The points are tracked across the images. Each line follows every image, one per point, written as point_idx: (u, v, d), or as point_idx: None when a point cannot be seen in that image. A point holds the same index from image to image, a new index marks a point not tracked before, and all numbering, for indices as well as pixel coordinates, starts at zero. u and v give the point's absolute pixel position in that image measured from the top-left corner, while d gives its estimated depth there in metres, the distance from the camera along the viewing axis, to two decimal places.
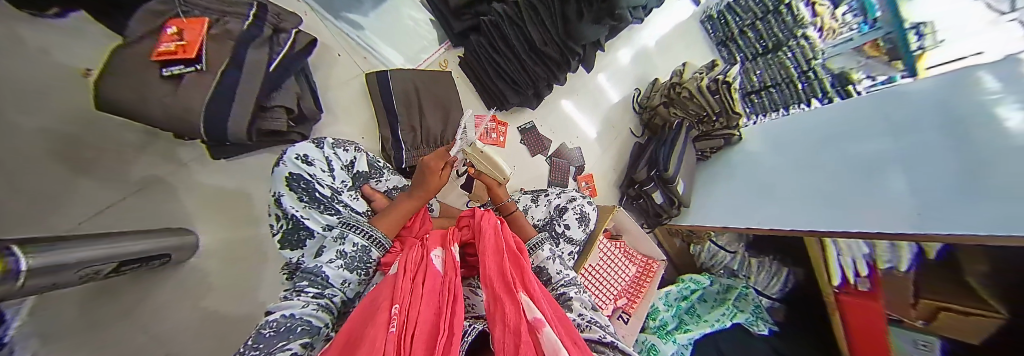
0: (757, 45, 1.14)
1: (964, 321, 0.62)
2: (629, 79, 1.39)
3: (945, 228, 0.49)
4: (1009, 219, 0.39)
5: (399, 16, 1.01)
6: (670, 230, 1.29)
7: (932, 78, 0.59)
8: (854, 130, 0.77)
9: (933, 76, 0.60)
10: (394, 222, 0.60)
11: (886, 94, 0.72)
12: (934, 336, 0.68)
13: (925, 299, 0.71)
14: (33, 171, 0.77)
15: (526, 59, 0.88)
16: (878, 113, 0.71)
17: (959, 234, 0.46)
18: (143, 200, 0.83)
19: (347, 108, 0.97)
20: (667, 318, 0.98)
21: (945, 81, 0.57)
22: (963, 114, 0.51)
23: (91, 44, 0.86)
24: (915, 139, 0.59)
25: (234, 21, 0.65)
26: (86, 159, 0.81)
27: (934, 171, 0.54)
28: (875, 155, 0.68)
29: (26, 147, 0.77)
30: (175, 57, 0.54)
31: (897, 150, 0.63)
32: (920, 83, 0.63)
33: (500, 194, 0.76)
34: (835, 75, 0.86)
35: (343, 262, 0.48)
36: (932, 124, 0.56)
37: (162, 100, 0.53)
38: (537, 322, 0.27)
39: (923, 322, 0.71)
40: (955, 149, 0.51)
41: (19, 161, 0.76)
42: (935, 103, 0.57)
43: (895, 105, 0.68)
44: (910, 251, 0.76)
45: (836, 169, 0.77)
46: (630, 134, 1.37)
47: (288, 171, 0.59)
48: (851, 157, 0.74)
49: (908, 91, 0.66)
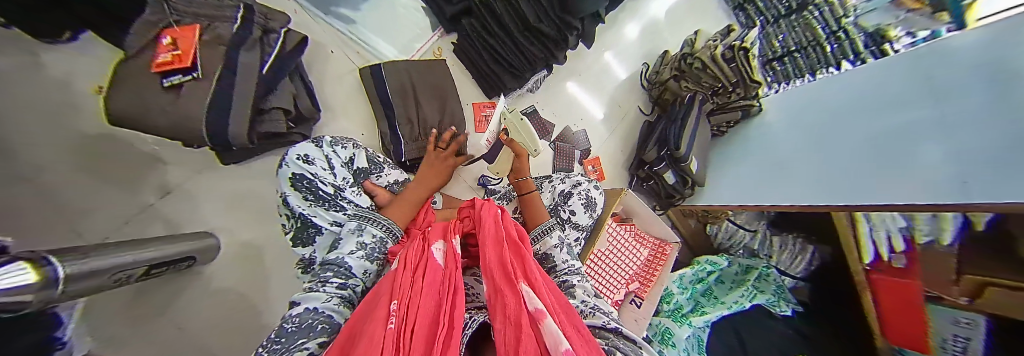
0: (780, 7, 1.07)
1: (1006, 296, 0.52)
2: (637, 53, 1.31)
3: (939, 194, 0.47)
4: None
5: (390, 6, 0.98)
6: (683, 211, 1.21)
7: (981, 30, 0.48)
8: (891, 96, 0.66)
9: (982, 28, 0.49)
10: (404, 214, 0.61)
11: (931, 50, 0.60)
12: (977, 312, 0.61)
13: (970, 274, 0.59)
14: (73, 184, 0.85)
15: (520, 40, 0.83)
16: (911, 72, 0.63)
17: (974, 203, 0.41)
18: (167, 206, 0.89)
19: (345, 104, 0.97)
20: (682, 301, 0.95)
21: (994, 33, 0.46)
22: (1011, 70, 0.41)
23: (103, 61, 0.90)
24: (946, 100, 0.52)
25: (223, 26, 0.63)
26: (113, 169, 0.87)
27: (976, 138, 0.45)
28: (914, 123, 0.58)
29: (65, 164, 0.85)
30: (173, 68, 0.56)
31: (941, 118, 0.53)
32: (966, 37, 0.51)
33: (525, 163, 0.80)
34: (869, 33, 0.80)
35: (364, 252, 0.50)
36: (964, 80, 0.50)
37: (166, 110, 0.56)
38: (538, 312, 0.27)
39: (964, 298, 0.62)
40: (1001, 112, 0.41)
41: (60, 177, 0.84)
42: (970, 61, 0.49)
43: (928, 63, 0.59)
44: (955, 220, 0.64)
45: (871, 141, 0.67)
46: (638, 112, 1.30)
47: (291, 172, 0.61)
48: (887, 127, 0.64)
49: (953, 46, 0.54)
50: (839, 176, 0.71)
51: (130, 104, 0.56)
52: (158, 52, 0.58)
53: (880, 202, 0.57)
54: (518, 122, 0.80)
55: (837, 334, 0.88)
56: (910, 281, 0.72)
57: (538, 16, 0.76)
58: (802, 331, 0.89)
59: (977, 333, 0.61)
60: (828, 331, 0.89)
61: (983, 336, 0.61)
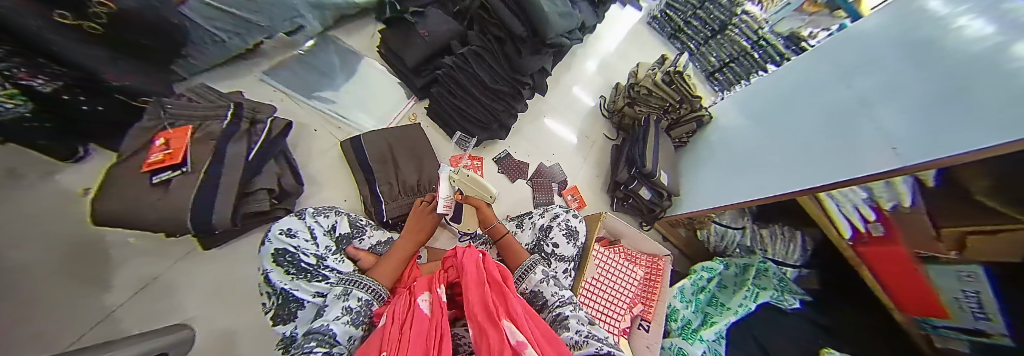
0: (707, 29, 1.34)
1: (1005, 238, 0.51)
2: (596, 84, 1.46)
3: (875, 162, 0.52)
4: (938, 139, 0.40)
5: (368, 83, 1.11)
6: (669, 222, 1.26)
7: (890, 15, 0.55)
8: (819, 84, 0.73)
9: (889, 14, 0.56)
10: (391, 272, 0.63)
11: (842, 42, 0.69)
12: (974, 263, 0.58)
13: (954, 227, 0.60)
14: (27, 294, 0.76)
15: (482, 98, 0.97)
16: (833, 62, 0.70)
17: (917, 163, 0.42)
18: (139, 303, 0.83)
19: (327, 175, 1.02)
20: (689, 316, 0.91)
21: (902, 18, 0.53)
22: (938, 37, 0.44)
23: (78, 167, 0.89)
24: (877, 77, 0.56)
25: (214, 123, 0.71)
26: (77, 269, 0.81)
27: (906, 100, 0.48)
28: (849, 104, 0.62)
29: (33, 265, 0.79)
30: (162, 165, 0.61)
31: (871, 94, 0.57)
32: (876, 24, 0.59)
33: (488, 213, 0.83)
34: (786, 38, 1.11)
35: (349, 317, 0.49)
36: (893, 57, 0.53)
37: (153, 202, 0.60)
38: (520, 344, 0.32)
39: (955, 253, 0.61)
40: (934, 75, 0.44)
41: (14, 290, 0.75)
42: (887, 42, 0.56)
43: (848, 52, 0.66)
44: (907, 182, 0.67)
45: (815, 125, 0.71)
46: (605, 139, 1.39)
47: (274, 247, 0.63)
48: (825, 110, 0.69)
49: (864, 34, 0.62)
50: (797, 159, 0.73)
51: (116, 202, 0.59)
52: (149, 153, 0.62)
53: (843, 176, 0.58)
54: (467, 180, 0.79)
55: (855, 319, 0.83)
56: (898, 246, 0.68)
57: (495, 79, 0.93)
58: (822, 323, 0.83)
59: (985, 284, 0.56)
60: (849, 322, 0.82)
61: (991, 288, 0.55)
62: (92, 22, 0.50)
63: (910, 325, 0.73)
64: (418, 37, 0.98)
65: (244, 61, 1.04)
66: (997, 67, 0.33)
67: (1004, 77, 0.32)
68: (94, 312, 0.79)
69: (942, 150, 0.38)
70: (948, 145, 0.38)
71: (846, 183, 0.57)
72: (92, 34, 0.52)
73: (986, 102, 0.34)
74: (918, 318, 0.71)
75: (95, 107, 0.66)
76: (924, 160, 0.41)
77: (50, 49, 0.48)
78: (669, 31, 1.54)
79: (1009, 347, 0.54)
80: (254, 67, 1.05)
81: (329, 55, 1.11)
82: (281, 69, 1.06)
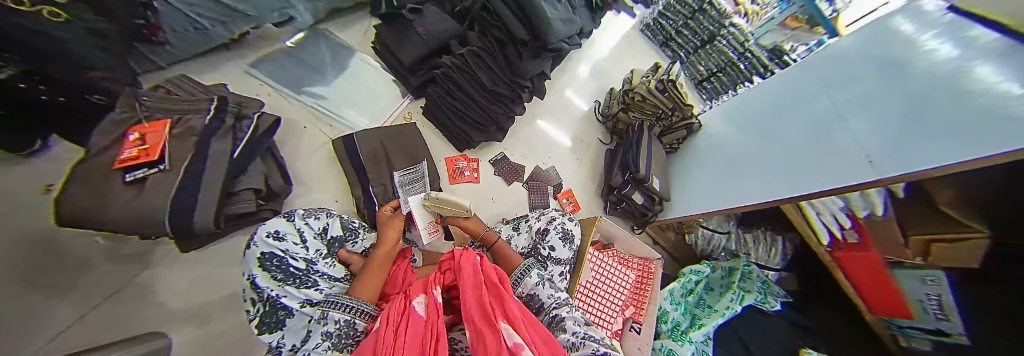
0: (695, 39, 1.40)
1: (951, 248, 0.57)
2: (590, 89, 1.49)
3: (854, 175, 0.54)
4: (903, 156, 0.44)
5: (361, 80, 1.09)
6: (660, 226, 1.30)
7: (861, 36, 0.60)
8: (798, 95, 0.78)
9: (860, 34, 0.60)
10: (371, 289, 0.56)
11: (817, 57, 0.73)
12: (938, 268, 0.62)
13: (923, 235, 0.65)
14: None
15: (481, 99, 0.96)
16: (811, 76, 0.74)
17: (885, 178, 0.47)
18: (109, 309, 0.71)
19: (317, 175, 0.98)
20: (678, 318, 0.93)
21: (872, 38, 0.57)
22: (904, 59, 0.48)
23: None
24: (851, 95, 0.60)
25: (195, 118, 0.69)
26: None
27: (875, 117, 0.53)
28: (823, 118, 0.67)
29: None
30: (137, 162, 0.57)
31: (844, 109, 0.61)
32: (848, 43, 0.63)
33: (473, 223, 0.81)
34: (770, 50, 1.14)
35: (331, 343, 0.45)
36: (866, 76, 0.57)
37: (126, 203, 0.55)
38: (516, 346, 0.32)
39: (920, 259, 0.65)
40: (901, 95, 0.48)
41: None
42: (856, 61, 0.60)
43: (822, 67, 0.71)
44: (880, 194, 0.73)
45: (793, 136, 0.76)
46: (599, 143, 1.42)
47: (258, 252, 0.59)
48: (802, 122, 0.74)
49: (836, 52, 0.67)
50: (777, 168, 0.77)
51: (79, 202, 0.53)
52: (124, 148, 0.59)
53: (821, 186, 0.61)
54: (439, 201, 0.76)
55: (832, 320, 0.87)
56: (868, 252, 0.71)
57: (494, 81, 0.92)
58: (803, 325, 0.87)
59: (944, 288, 0.60)
60: (829, 322, 0.87)
61: (950, 292, 0.59)
62: (50, 5, 0.46)
63: (881, 330, 0.78)
64: (416, 35, 0.96)
65: (229, 52, 1.00)
66: (960, 90, 0.37)
67: (968, 101, 0.35)
68: (29, 335, 0.61)
69: (905, 169, 0.43)
70: (910, 163, 0.42)
71: (823, 193, 0.61)
72: (55, 21, 0.48)
73: (948, 124, 0.37)
74: (886, 319, 0.75)
75: (55, 98, 0.58)
76: (891, 175, 0.45)
77: (28, 35, 0.45)
78: (660, 39, 1.60)
79: (965, 346, 0.58)
80: (240, 58, 1.00)
81: (320, 49, 1.08)
82: (268, 62, 1.02)
